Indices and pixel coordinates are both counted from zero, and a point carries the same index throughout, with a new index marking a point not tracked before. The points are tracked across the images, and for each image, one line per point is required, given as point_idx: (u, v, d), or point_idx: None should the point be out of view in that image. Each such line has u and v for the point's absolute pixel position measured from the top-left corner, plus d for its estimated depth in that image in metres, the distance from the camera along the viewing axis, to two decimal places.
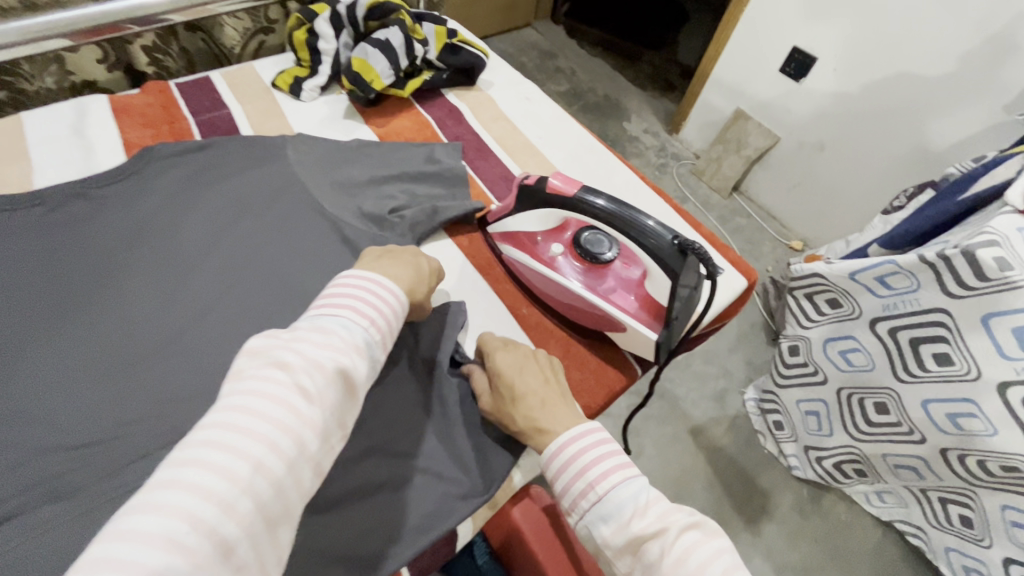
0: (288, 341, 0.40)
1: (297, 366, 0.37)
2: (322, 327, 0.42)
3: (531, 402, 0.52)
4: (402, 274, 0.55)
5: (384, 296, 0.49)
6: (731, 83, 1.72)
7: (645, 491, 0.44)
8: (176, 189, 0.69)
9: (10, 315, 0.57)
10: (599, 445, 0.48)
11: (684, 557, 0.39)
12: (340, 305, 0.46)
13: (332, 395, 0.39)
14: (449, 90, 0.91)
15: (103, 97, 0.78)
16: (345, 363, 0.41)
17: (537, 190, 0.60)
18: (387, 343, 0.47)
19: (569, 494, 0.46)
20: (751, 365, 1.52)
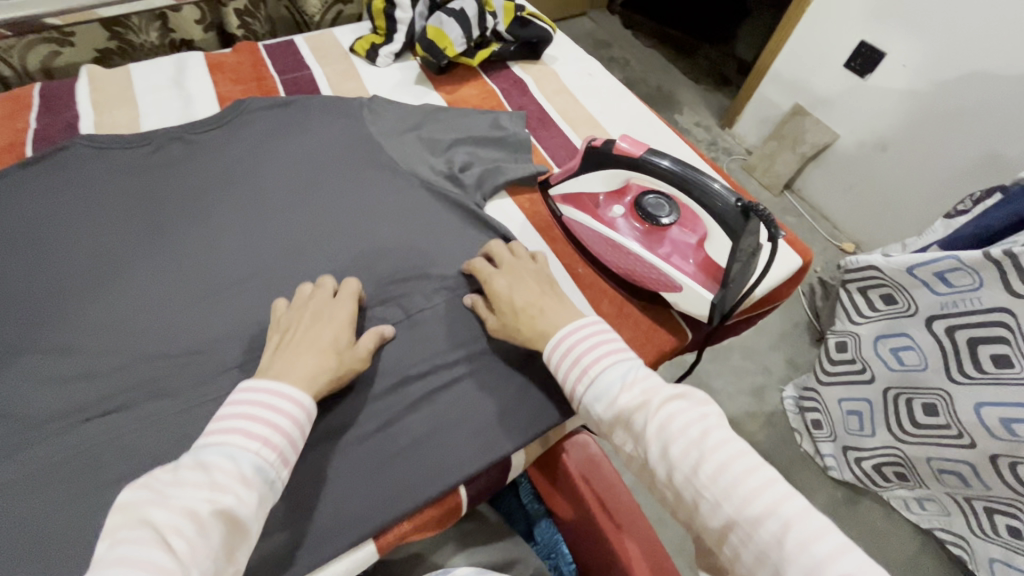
0: (163, 491, 0.40)
1: (167, 523, 0.38)
2: (204, 461, 0.42)
3: (532, 312, 0.58)
4: (304, 358, 0.52)
5: (281, 408, 0.47)
6: (791, 77, 1.68)
7: (634, 369, 0.49)
8: (265, 139, 0.75)
9: (120, 240, 0.63)
10: (591, 337, 0.52)
11: (666, 424, 0.44)
12: (231, 427, 0.45)
13: (210, 543, 0.39)
14: (515, 62, 0.94)
15: (200, 54, 0.85)
16: (225, 500, 0.41)
17: (603, 152, 0.62)
18: (288, 456, 0.46)
19: (568, 381, 0.52)
20: (791, 364, 1.50)
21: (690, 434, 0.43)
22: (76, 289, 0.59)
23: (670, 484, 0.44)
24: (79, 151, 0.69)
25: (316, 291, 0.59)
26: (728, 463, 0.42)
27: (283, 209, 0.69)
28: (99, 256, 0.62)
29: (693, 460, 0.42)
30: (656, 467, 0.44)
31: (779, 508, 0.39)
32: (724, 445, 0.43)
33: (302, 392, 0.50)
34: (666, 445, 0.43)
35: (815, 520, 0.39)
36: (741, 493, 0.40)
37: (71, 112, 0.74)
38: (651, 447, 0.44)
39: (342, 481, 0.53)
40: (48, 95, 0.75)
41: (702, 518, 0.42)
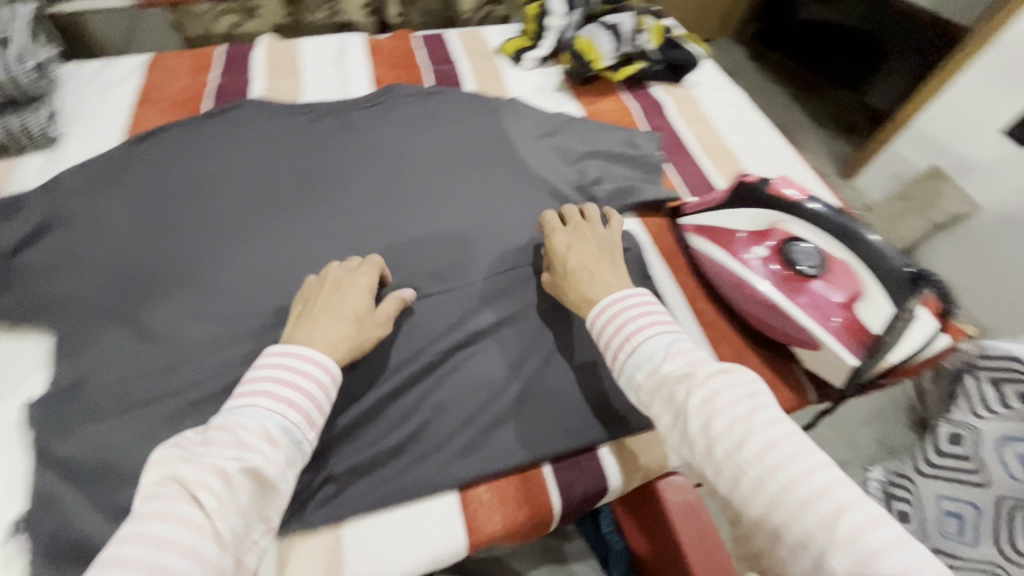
0: (193, 450, 0.40)
1: (195, 479, 0.38)
2: (232, 421, 0.42)
3: (582, 276, 0.56)
4: (323, 326, 0.50)
5: (306, 372, 0.46)
6: (934, 136, 1.54)
7: (678, 341, 0.46)
8: (409, 123, 0.77)
9: (267, 196, 0.66)
10: (637, 305, 0.50)
11: (711, 397, 0.41)
12: (258, 389, 0.45)
13: (238, 500, 0.39)
14: (655, 83, 0.92)
15: (361, 37, 0.90)
16: (253, 458, 0.40)
17: (756, 189, 0.60)
18: (316, 418, 0.46)
19: (609, 348, 0.49)
20: (881, 445, 1.38)
21: (737, 411, 0.40)
22: (223, 234, 0.62)
23: (707, 460, 0.40)
24: (250, 113, 0.75)
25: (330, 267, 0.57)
26: (777, 444, 0.38)
27: (418, 190, 0.69)
28: (247, 209, 0.65)
29: (737, 438, 0.39)
30: (694, 442, 0.41)
31: (831, 493, 0.36)
32: (773, 424, 0.39)
33: (323, 356, 0.48)
34: (708, 418, 0.40)
35: (868, 508, 0.36)
36: (789, 474, 0.37)
37: (246, 76, 0.81)
38: (691, 421, 0.41)
39: (446, 469, 0.51)
40: (231, 58, 0.83)
41: (739, 499, 0.39)
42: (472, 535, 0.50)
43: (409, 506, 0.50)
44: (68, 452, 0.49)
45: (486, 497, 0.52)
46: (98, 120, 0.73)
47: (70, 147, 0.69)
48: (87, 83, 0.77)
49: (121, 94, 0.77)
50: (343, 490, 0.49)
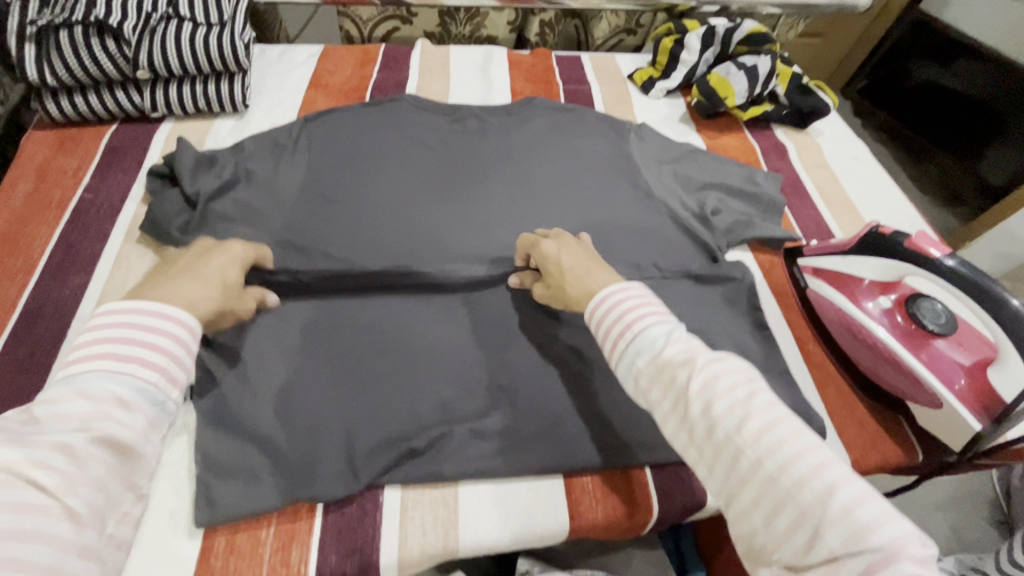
0: (19, 430, 0.34)
1: (30, 460, 0.33)
2: (74, 389, 0.37)
3: (578, 271, 0.56)
4: (187, 280, 0.47)
5: (158, 328, 0.41)
6: None
7: (679, 329, 0.46)
8: (543, 134, 0.83)
9: (414, 183, 0.74)
10: (636, 298, 0.50)
11: (711, 381, 0.41)
12: (100, 350, 0.39)
13: (92, 473, 0.35)
14: (779, 126, 0.93)
15: (504, 51, 0.98)
16: (107, 425, 0.36)
17: (889, 242, 0.60)
18: (186, 373, 0.42)
19: (609, 336, 0.49)
20: (957, 536, 1.29)
21: (735, 393, 0.40)
22: (377, 212, 0.70)
23: (707, 442, 0.40)
24: (404, 106, 0.83)
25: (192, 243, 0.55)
26: (777, 427, 0.39)
27: (548, 199, 0.75)
28: (398, 191, 0.72)
29: (736, 419, 0.39)
30: (695, 425, 0.41)
31: (825, 471, 0.37)
32: (773, 408, 0.40)
33: (182, 310, 0.44)
34: (710, 401, 0.40)
35: (862, 485, 0.37)
36: (788, 454, 0.38)
37: (403, 74, 0.89)
38: (692, 404, 0.41)
39: (556, 454, 0.55)
40: (391, 56, 0.92)
41: (736, 480, 0.39)
42: (574, 518, 0.53)
43: (515, 480, 0.55)
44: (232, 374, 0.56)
45: (590, 487, 0.55)
46: (279, 97, 0.84)
47: (253, 117, 0.80)
48: (271, 64, 0.89)
49: (298, 76, 0.87)
50: (464, 455, 0.54)
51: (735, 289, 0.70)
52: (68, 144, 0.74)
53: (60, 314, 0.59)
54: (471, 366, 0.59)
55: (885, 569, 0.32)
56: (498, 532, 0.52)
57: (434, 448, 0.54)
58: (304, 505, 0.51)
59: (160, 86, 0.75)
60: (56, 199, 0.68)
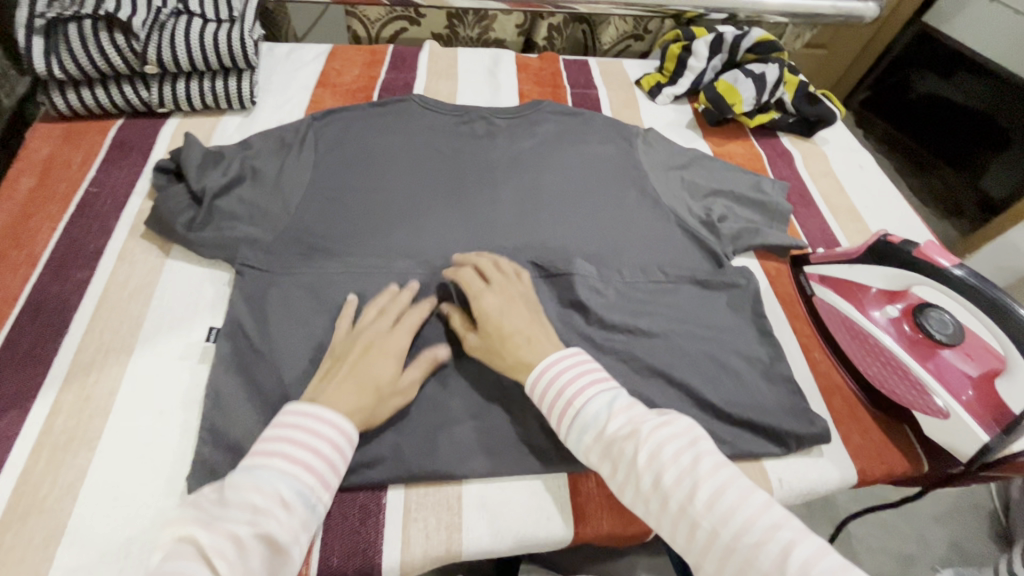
0: (208, 513, 0.41)
1: (210, 544, 0.39)
2: (249, 480, 0.43)
3: (519, 339, 0.56)
4: (345, 388, 0.51)
5: (319, 433, 0.46)
6: None
7: (618, 398, 0.51)
8: (550, 138, 0.83)
9: (421, 185, 0.73)
10: (571, 366, 0.53)
11: (657, 453, 0.46)
12: (274, 450, 0.45)
13: (249, 565, 0.39)
14: (786, 134, 0.94)
15: (512, 54, 0.98)
16: (267, 524, 0.41)
17: (898, 249, 0.60)
18: (331, 481, 0.46)
19: (553, 411, 0.52)
20: (955, 549, 1.29)
21: (682, 462, 0.46)
22: (384, 212, 0.69)
23: (664, 513, 0.45)
24: (412, 107, 0.83)
25: (375, 312, 0.58)
26: (721, 488, 0.44)
27: (554, 202, 0.75)
28: (405, 192, 0.72)
29: (686, 488, 0.45)
30: (651, 498, 0.46)
31: (776, 532, 0.42)
32: (717, 471, 0.45)
33: (344, 422, 0.48)
34: (659, 473, 0.45)
35: (812, 541, 0.42)
36: (738, 518, 0.43)
37: (411, 74, 0.89)
38: (644, 478, 0.46)
39: (561, 458, 0.54)
40: (400, 56, 0.93)
41: (698, 547, 0.44)
42: (580, 522, 0.53)
43: (517, 482, 0.54)
44: (234, 372, 0.55)
45: (595, 493, 0.55)
46: (286, 95, 0.84)
47: (260, 115, 0.80)
48: (279, 62, 0.89)
49: (305, 75, 0.87)
50: (467, 458, 0.53)
51: (741, 296, 0.69)
52: (74, 138, 0.74)
53: (61, 310, 0.59)
54: (478, 368, 0.59)
55: None
56: (504, 537, 0.51)
57: (438, 449, 0.54)
58: None
59: (168, 81, 0.75)
60: (62, 192, 0.68)
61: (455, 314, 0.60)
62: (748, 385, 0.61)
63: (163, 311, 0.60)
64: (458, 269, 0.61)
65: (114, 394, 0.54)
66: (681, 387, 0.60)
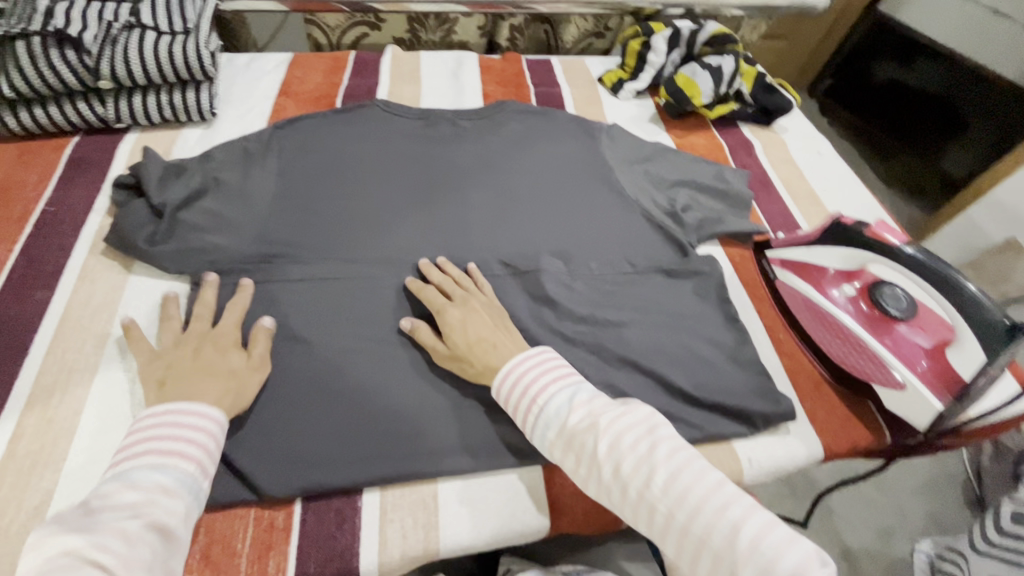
0: (78, 521, 0.40)
1: (91, 545, 0.38)
2: (124, 481, 0.43)
3: (485, 345, 0.57)
4: (198, 381, 0.51)
5: (189, 422, 0.47)
6: (1014, 210, 1.52)
7: (578, 393, 0.53)
8: (515, 137, 0.84)
9: (387, 190, 0.74)
10: (533, 365, 0.55)
11: (615, 444, 0.48)
12: (150, 447, 0.45)
13: (141, 555, 0.39)
14: (746, 124, 0.96)
15: (475, 55, 0.99)
16: (155, 513, 0.42)
17: (849, 229, 0.62)
18: (212, 468, 0.47)
19: (519, 409, 0.53)
20: (932, 519, 1.33)
21: (640, 450, 0.48)
22: (350, 217, 0.69)
23: (625, 501, 0.47)
24: (376, 112, 0.83)
25: (192, 325, 0.57)
26: (678, 473, 0.46)
27: (521, 200, 0.76)
28: (371, 197, 0.72)
29: (644, 475, 0.47)
30: (612, 487, 0.48)
31: (728, 510, 0.45)
32: (673, 456, 0.47)
33: (209, 407, 0.49)
34: (618, 463, 0.47)
35: (761, 516, 0.45)
36: (692, 500, 0.45)
37: (373, 80, 0.89)
38: (604, 469, 0.48)
39: (535, 451, 0.55)
40: (362, 62, 0.93)
41: (659, 530, 0.46)
42: (556, 514, 0.54)
43: (493, 477, 0.55)
44: None
45: (569, 483, 0.56)
46: (248, 105, 0.83)
47: (222, 126, 0.79)
48: (240, 72, 0.88)
49: (267, 85, 0.87)
50: (442, 457, 0.54)
51: (707, 283, 0.71)
52: (28, 157, 0.72)
53: (19, 331, 0.57)
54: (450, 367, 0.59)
55: None
56: (481, 532, 0.52)
57: (413, 450, 0.54)
58: (280, 514, 0.51)
59: (124, 95, 0.74)
60: (17, 213, 0.66)
61: (419, 326, 0.59)
62: (716, 369, 0.63)
63: (127, 327, 0.60)
64: (419, 287, 0.62)
65: (79, 414, 0.53)
66: (650, 376, 0.62)
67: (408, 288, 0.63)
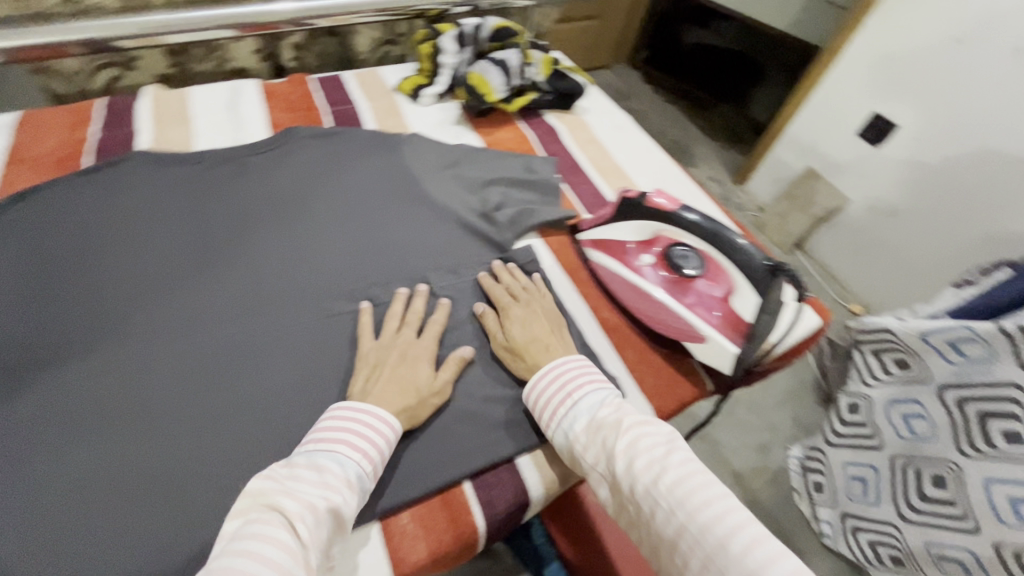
0: (285, 483, 0.45)
1: (296, 509, 0.43)
2: (316, 462, 0.48)
3: (535, 347, 0.62)
4: (390, 388, 0.56)
5: (376, 430, 0.52)
6: (806, 142, 1.75)
7: (610, 395, 0.56)
8: (309, 166, 0.78)
9: (159, 257, 0.65)
10: (575, 366, 0.59)
11: (634, 442, 0.50)
12: (337, 438, 0.50)
13: (321, 535, 0.44)
14: (549, 111, 0.98)
15: (255, 82, 0.90)
16: (336, 502, 0.46)
17: (635, 203, 0.66)
18: (377, 476, 0.51)
19: (548, 403, 0.57)
20: (797, 423, 1.50)
21: (654, 451, 0.49)
22: (117, 298, 0.61)
23: (632, 496, 0.49)
24: (136, 167, 0.72)
25: (404, 331, 0.62)
26: (688, 482, 0.47)
27: (326, 232, 0.71)
28: (139, 268, 0.63)
29: (654, 474, 0.48)
30: (621, 480, 0.49)
31: (725, 519, 0.45)
32: (685, 465, 0.48)
33: (392, 417, 0.54)
34: (631, 459, 0.49)
35: (760, 532, 0.45)
36: (693, 504, 0.46)
37: (130, 128, 0.78)
38: (617, 462, 0.50)
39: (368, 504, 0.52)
40: (114, 110, 0.80)
41: (659, 529, 0.47)
42: (397, 566, 0.51)
43: None
44: None
45: (410, 527, 0.53)
46: None
47: None
48: None
49: None
50: None
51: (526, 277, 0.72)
52: None
53: None
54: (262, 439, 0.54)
55: None
56: None
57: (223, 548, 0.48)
58: None
59: None
60: None
61: (484, 313, 0.66)
62: None
63: None
64: (492, 284, 0.68)
65: None
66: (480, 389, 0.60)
67: (481, 283, 0.69)
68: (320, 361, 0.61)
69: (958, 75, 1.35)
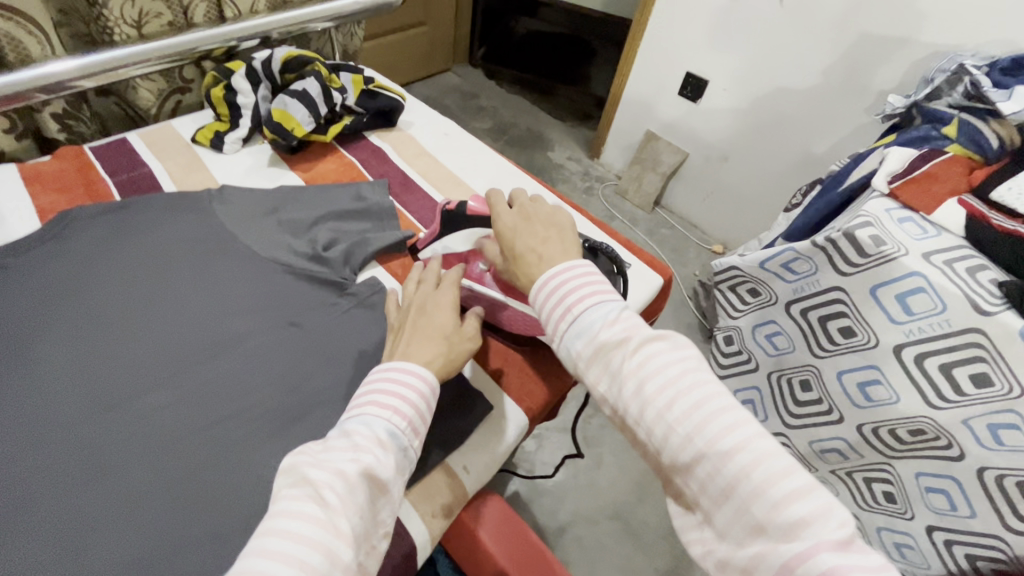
0: (315, 453, 0.43)
1: (325, 478, 0.40)
2: (348, 428, 0.46)
3: (530, 260, 0.52)
4: (419, 344, 0.56)
5: (406, 384, 0.51)
6: (641, 108, 1.88)
7: (617, 308, 0.46)
8: (93, 249, 0.68)
9: None
10: (579, 276, 0.48)
11: (646, 362, 0.42)
12: (367, 403, 0.49)
13: (357, 499, 0.41)
14: (371, 132, 0.95)
15: (12, 166, 0.77)
16: (368, 463, 0.43)
17: (458, 214, 0.71)
18: (417, 431, 0.50)
19: (548, 318, 0.47)
20: None
21: (667, 373, 0.41)
22: None
23: (642, 421, 0.42)
24: None
25: (421, 288, 0.62)
26: (709, 411, 0.40)
27: (133, 319, 0.63)
28: None
29: (667, 400, 0.41)
30: (629, 405, 0.42)
31: (745, 454, 0.38)
32: (707, 389, 0.41)
33: (423, 369, 0.53)
34: (642, 384, 0.41)
35: (787, 462, 0.39)
36: (710, 433, 0.39)
37: None
38: (627, 385, 0.42)
39: None
40: None
41: (671, 457, 0.41)
42: None
43: None
44: None
45: None
46: None
47: None
48: None
49: None
50: None
51: (376, 309, 0.70)
52: None
53: None
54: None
55: (808, 560, 0.34)
56: None
57: None
58: None
59: None
60: None
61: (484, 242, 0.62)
62: None
63: None
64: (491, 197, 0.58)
65: None
66: None
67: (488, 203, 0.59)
68: (148, 468, 0.53)
69: (743, 28, 1.52)
